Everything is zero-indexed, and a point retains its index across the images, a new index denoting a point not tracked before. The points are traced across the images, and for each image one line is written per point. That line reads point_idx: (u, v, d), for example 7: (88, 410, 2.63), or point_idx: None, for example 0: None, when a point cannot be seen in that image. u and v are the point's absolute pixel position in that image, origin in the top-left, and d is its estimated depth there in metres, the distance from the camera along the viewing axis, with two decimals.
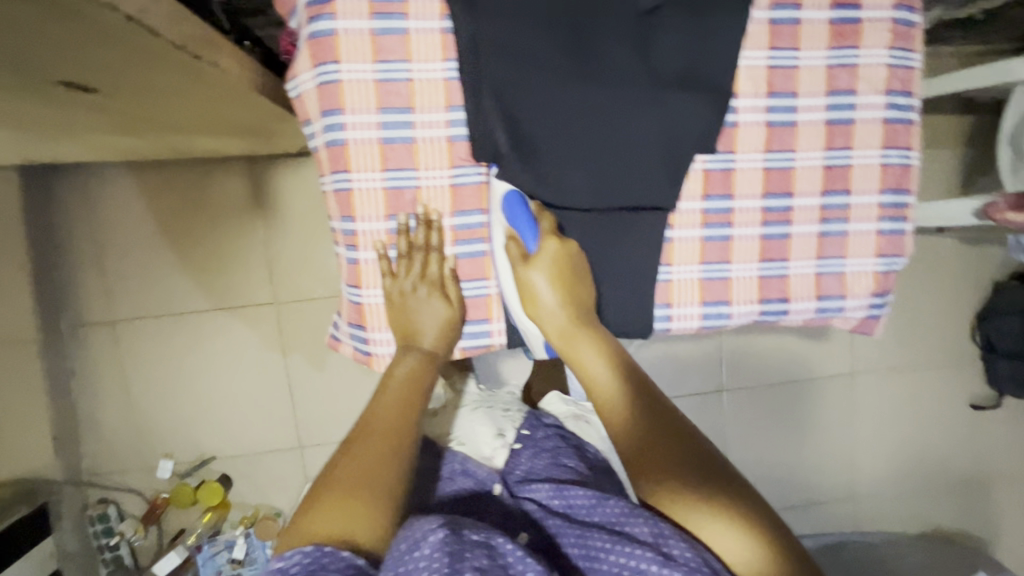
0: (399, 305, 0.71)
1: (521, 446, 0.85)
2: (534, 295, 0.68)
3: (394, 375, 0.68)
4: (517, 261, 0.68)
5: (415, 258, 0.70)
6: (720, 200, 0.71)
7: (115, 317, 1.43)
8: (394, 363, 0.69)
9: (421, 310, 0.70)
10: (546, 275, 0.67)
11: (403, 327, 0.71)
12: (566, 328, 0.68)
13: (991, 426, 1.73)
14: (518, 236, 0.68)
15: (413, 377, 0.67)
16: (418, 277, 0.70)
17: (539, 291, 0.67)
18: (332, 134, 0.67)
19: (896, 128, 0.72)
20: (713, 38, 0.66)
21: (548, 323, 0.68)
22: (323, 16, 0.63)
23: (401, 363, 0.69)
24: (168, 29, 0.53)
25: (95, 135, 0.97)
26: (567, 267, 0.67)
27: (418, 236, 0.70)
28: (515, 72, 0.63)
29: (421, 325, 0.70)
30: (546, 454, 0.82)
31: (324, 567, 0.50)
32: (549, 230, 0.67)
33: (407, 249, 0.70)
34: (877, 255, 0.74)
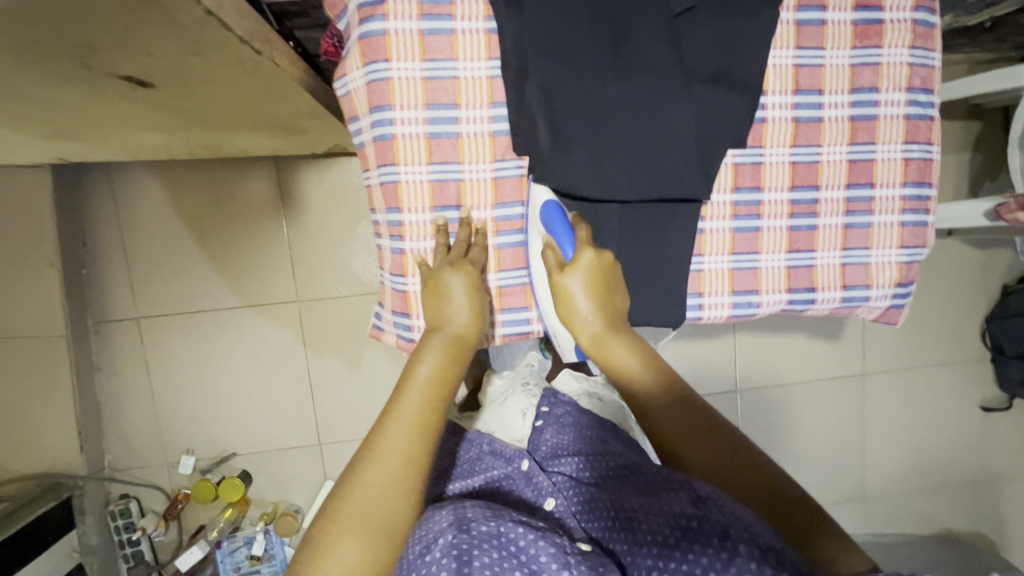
0: (430, 289, 0.68)
1: (544, 423, 0.86)
2: (569, 302, 0.68)
3: (417, 370, 0.62)
4: (552, 269, 0.68)
5: (455, 248, 0.70)
6: (750, 192, 0.74)
7: (140, 313, 1.46)
8: (419, 353, 0.64)
9: (453, 295, 0.67)
10: (582, 283, 0.67)
11: (435, 309, 0.67)
12: (599, 335, 0.68)
13: (1001, 428, 1.75)
14: (555, 244, 0.69)
15: (442, 366, 0.63)
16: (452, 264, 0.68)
17: (575, 299, 0.67)
18: (381, 129, 0.68)
19: (918, 125, 0.74)
20: (743, 37, 0.68)
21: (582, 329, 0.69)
22: (374, 17, 0.65)
23: (425, 353, 0.63)
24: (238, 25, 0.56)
25: (136, 131, 1.00)
26: (603, 275, 0.68)
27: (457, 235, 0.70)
28: (557, 68, 0.65)
29: (451, 310, 0.67)
30: (568, 429, 0.84)
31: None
32: (585, 241, 0.68)
33: (445, 243, 0.70)
34: (901, 246, 0.77)
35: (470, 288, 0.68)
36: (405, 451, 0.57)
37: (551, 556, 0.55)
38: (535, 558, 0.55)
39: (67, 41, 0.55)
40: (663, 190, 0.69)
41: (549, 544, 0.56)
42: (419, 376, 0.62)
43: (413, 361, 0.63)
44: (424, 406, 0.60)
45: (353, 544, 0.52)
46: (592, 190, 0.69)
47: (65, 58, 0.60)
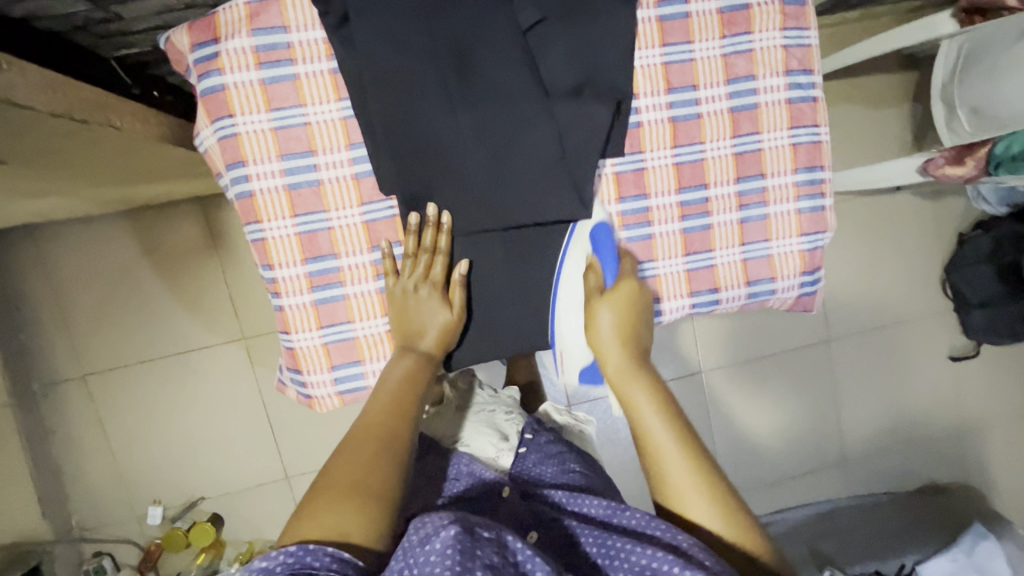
0: (399, 303, 0.67)
1: (526, 450, 0.80)
2: (595, 327, 0.67)
3: (388, 372, 0.64)
4: (592, 292, 0.69)
5: (405, 267, 0.67)
6: (635, 201, 0.71)
7: (85, 371, 1.43)
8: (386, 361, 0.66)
9: (421, 311, 0.66)
10: (616, 311, 0.68)
11: (402, 325, 0.67)
12: (624, 369, 0.65)
13: (974, 376, 1.73)
14: (599, 266, 0.70)
15: (410, 371, 0.64)
16: (421, 278, 0.67)
17: (601, 324, 0.67)
18: (238, 187, 0.66)
19: (801, 107, 0.72)
20: (601, 42, 0.65)
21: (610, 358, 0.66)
22: (211, 73, 0.63)
23: (394, 364, 0.65)
24: (43, 101, 0.52)
25: (29, 198, 0.97)
26: (634, 311, 0.68)
27: (423, 237, 0.66)
28: (402, 107, 0.62)
29: (419, 325, 0.66)
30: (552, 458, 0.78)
31: (307, 568, 0.44)
32: (629, 272, 0.70)
33: (411, 249, 0.67)
34: (801, 234, 0.74)
35: (435, 302, 0.67)
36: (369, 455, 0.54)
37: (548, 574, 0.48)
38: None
39: None
40: (530, 220, 0.66)
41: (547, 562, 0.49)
42: (388, 379, 0.63)
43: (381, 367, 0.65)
44: (383, 416, 0.58)
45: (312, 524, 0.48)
46: (455, 229, 0.66)
47: None
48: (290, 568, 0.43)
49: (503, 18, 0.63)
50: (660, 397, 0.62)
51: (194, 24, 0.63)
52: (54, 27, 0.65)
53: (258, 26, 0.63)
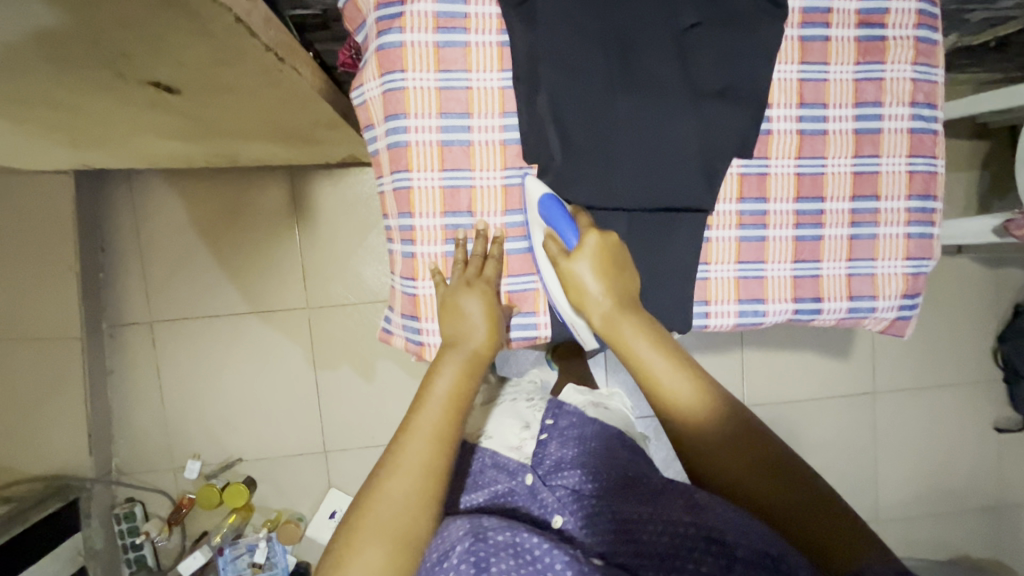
0: (446, 303, 0.69)
1: (548, 437, 0.84)
2: (579, 288, 0.66)
3: (434, 384, 0.63)
4: (558, 258, 0.67)
5: (472, 263, 0.71)
6: (756, 203, 0.75)
7: (153, 318, 1.48)
8: (435, 368, 0.64)
9: (468, 307, 0.68)
10: (589, 265, 0.65)
11: (454, 326, 0.67)
12: (611, 314, 0.65)
13: (1017, 450, 1.71)
14: (558, 235, 0.67)
15: (457, 381, 0.63)
16: (471, 277, 0.70)
17: (584, 283, 0.66)
18: (395, 137, 0.70)
19: (921, 138, 0.76)
20: (748, 50, 0.69)
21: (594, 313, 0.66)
22: (392, 29, 0.68)
23: (442, 370, 0.64)
24: (262, 31, 0.60)
25: (158, 139, 1.04)
26: (610, 260, 0.67)
27: (476, 247, 0.72)
28: (563, 84, 0.67)
29: (468, 326, 0.67)
30: (572, 441, 0.83)
31: None
32: (587, 226, 0.67)
33: (464, 258, 0.72)
34: (906, 258, 0.78)
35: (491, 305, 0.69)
36: (424, 463, 0.58)
37: (564, 564, 0.57)
38: (550, 567, 0.57)
39: (98, 50, 0.58)
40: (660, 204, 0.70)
41: (562, 553, 0.58)
42: (437, 390, 0.63)
43: (429, 375, 0.64)
44: (428, 449, 0.59)
45: (376, 551, 0.53)
46: (589, 203, 0.70)
47: (96, 66, 0.63)
48: None
49: (665, 18, 0.68)
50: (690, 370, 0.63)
51: None
52: None
53: None
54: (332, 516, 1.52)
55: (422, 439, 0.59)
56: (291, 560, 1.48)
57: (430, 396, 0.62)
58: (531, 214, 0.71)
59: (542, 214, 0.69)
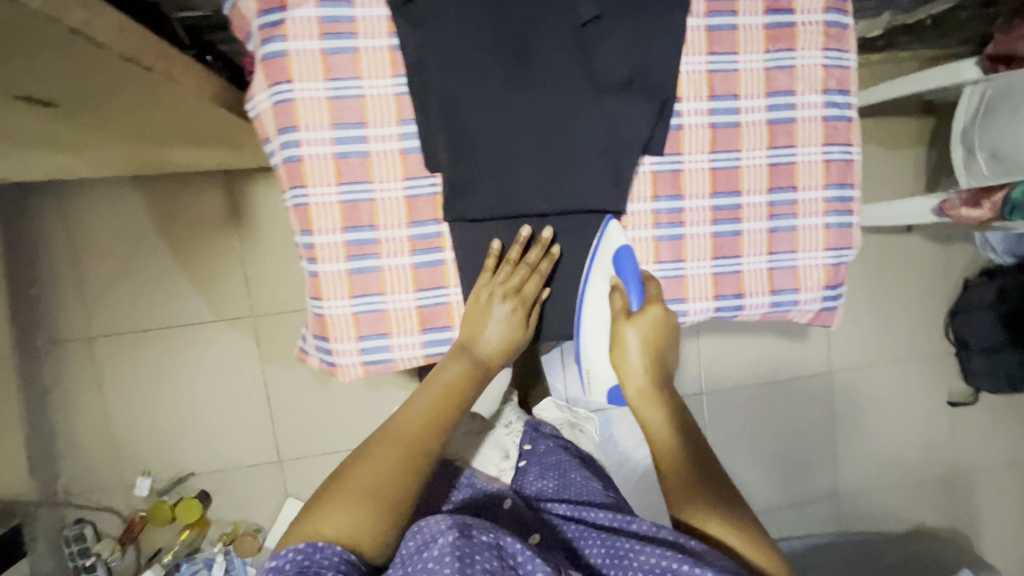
0: (475, 308, 0.70)
1: (526, 463, 0.86)
2: (624, 349, 0.71)
3: (441, 373, 0.66)
4: (620, 315, 0.71)
5: (516, 271, 0.69)
6: (670, 200, 0.73)
7: (91, 332, 1.43)
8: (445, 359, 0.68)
9: (489, 320, 0.69)
10: (641, 336, 0.71)
11: (470, 328, 0.69)
12: (645, 392, 0.71)
13: (971, 421, 1.75)
14: (624, 287, 0.71)
15: (461, 377, 0.66)
16: (506, 290, 0.69)
17: (630, 347, 0.71)
18: (288, 151, 0.67)
19: (836, 126, 0.74)
20: (651, 41, 0.67)
21: (629, 379, 0.71)
22: (274, 38, 0.65)
23: (450, 364, 0.67)
24: (115, 43, 0.56)
25: (65, 150, 0.98)
26: (662, 334, 0.71)
27: (529, 257, 0.70)
28: (456, 87, 0.64)
29: (484, 334, 0.69)
30: (552, 472, 0.84)
31: (315, 563, 0.49)
32: (654, 297, 0.72)
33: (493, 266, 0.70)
34: (826, 248, 0.76)
35: (513, 319, 0.70)
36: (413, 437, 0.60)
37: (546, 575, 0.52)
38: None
39: None
40: (569, 207, 0.68)
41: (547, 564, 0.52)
42: (440, 380, 0.66)
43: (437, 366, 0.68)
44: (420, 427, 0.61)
45: (340, 517, 0.53)
46: (495, 210, 0.67)
47: None
48: (298, 565, 0.49)
49: (562, 11, 0.65)
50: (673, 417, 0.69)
51: None
52: None
53: None
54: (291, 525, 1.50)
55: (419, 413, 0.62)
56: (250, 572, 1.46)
57: (436, 380, 0.66)
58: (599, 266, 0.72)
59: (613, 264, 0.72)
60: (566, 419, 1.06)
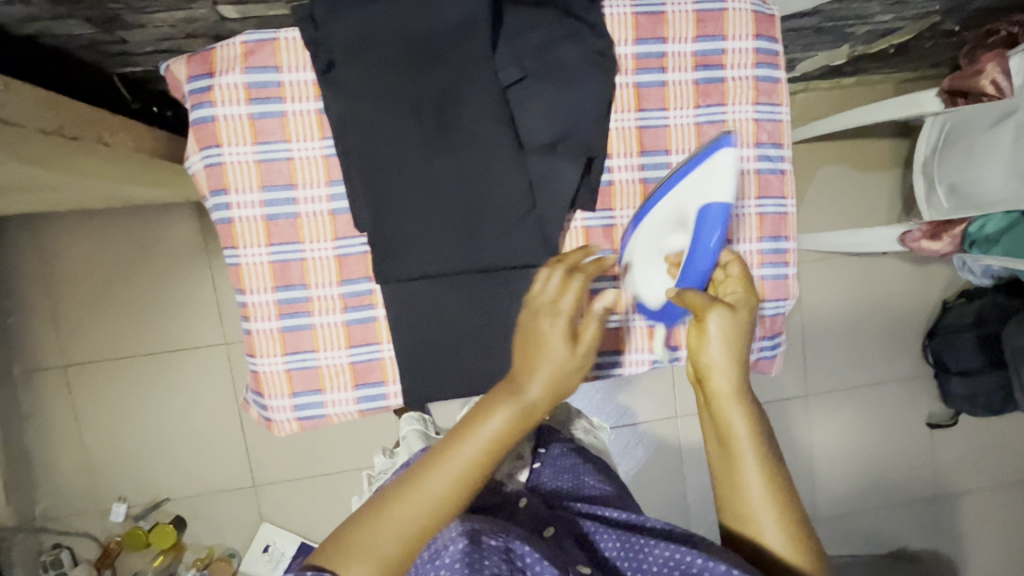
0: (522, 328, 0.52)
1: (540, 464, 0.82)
2: (704, 343, 0.54)
3: (475, 430, 0.49)
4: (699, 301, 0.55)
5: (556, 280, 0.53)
6: (604, 254, 0.74)
7: (66, 361, 1.45)
8: (478, 410, 0.50)
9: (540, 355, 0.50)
10: (729, 325, 0.54)
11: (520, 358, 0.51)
12: (729, 396, 0.55)
13: (951, 442, 1.73)
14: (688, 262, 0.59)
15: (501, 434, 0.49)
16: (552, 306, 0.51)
17: (712, 342, 0.54)
18: (219, 213, 0.69)
19: (769, 179, 0.74)
20: (575, 102, 0.68)
21: (717, 377, 0.55)
22: (202, 104, 0.66)
23: (489, 416, 0.50)
24: (31, 119, 0.56)
25: (24, 194, 0.99)
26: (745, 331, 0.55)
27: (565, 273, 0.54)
28: (378, 152, 0.65)
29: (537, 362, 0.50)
30: (566, 474, 0.80)
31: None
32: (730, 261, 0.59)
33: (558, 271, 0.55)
34: (763, 300, 0.76)
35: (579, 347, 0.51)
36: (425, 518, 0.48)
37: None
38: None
39: None
40: (494, 267, 0.69)
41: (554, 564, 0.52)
42: (470, 439, 0.49)
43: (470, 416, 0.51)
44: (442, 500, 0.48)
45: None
46: (421, 270, 0.68)
47: None
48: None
49: (485, 74, 0.65)
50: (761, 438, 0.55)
51: (191, 56, 0.67)
52: (61, 45, 0.68)
53: (252, 64, 0.66)
54: (267, 549, 1.52)
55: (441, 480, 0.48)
56: None
57: (472, 436, 0.49)
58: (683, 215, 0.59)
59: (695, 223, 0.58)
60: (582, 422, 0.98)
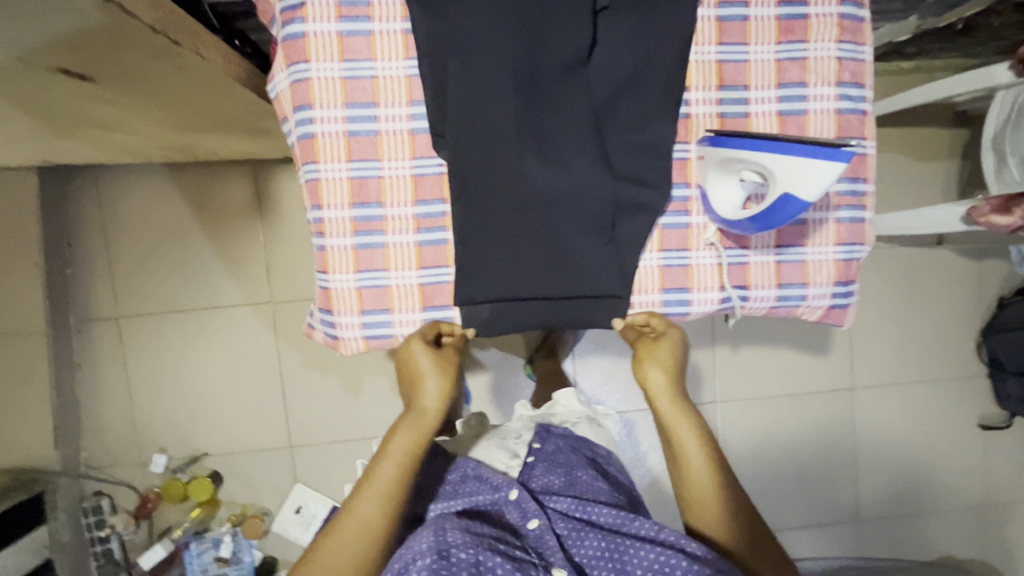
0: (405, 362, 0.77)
1: (534, 459, 0.88)
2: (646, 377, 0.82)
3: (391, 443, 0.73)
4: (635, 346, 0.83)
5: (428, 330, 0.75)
6: (678, 188, 0.73)
7: (119, 312, 1.49)
8: (395, 427, 0.75)
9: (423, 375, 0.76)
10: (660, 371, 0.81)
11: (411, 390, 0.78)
12: (671, 412, 0.81)
13: (1005, 448, 1.66)
14: (774, 207, 0.61)
15: (414, 438, 0.74)
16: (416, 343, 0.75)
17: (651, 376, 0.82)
18: (302, 128, 0.70)
19: (849, 119, 0.73)
20: (657, 32, 0.68)
21: (662, 397, 0.81)
22: (294, 20, 0.68)
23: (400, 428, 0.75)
24: (145, 13, 0.59)
25: (100, 133, 1.01)
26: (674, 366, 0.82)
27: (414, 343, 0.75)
28: (463, 70, 0.66)
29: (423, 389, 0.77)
30: (559, 469, 0.85)
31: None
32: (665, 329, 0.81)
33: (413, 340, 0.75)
34: (838, 244, 0.75)
35: (440, 361, 0.77)
36: (371, 520, 0.69)
37: None
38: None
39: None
40: (565, 193, 0.69)
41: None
42: (393, 451, 0.73)
43: (391, 431, 0.75)
44: (379, 508, 0.69)
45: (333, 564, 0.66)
46: (496, 193, 0.69)
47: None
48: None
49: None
50: (701, 434, 0.79)
51: None
52: None
53: None
54: (298, 512, 1.52)
55: (373, 497, 0.70)
56: (257, 554, 1.49)
57: (387, 455, 0.72)
58: (753, 154, 0.61)
59: (762, 152, 0.60)
60: (585, 413, 1.06)
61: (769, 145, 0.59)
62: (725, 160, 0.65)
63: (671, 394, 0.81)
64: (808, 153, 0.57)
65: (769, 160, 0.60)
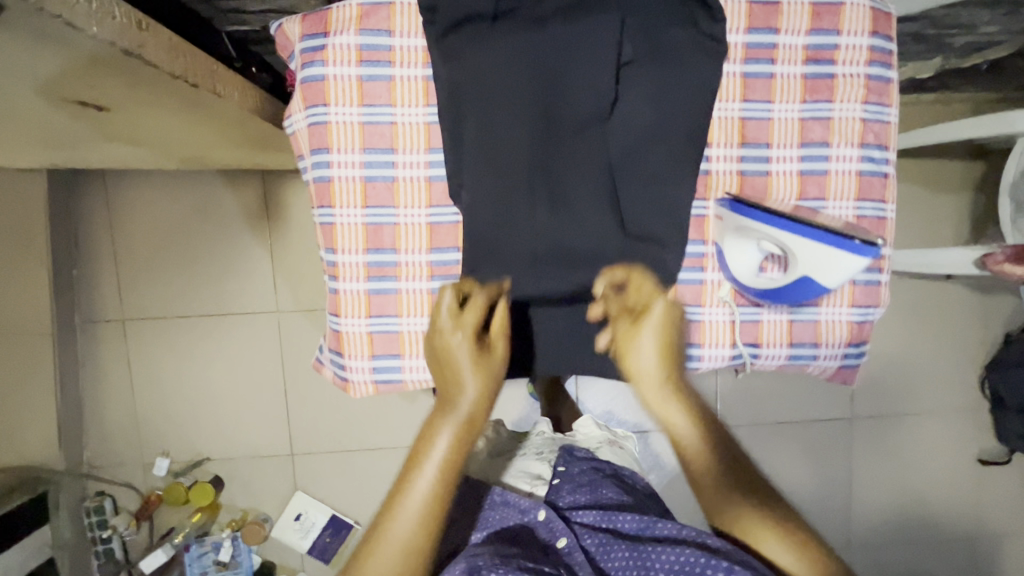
0: (441, 357, 0.65)
1: (560, 481, 0.87)
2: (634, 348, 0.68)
3: (430, 450, 0.61)
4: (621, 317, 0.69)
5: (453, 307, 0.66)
6: (694, 245, 0.72)
7: (125, 314, 1.49)
8: (431, 431, 0.62)
9: (460, 364, 0.64)
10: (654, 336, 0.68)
11: (446, 381, 0.65)
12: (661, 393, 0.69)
13: (1001, 482, 1.66)
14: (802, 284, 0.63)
15: (454, 448, 0.61)
16: (458, 325, 0.65)
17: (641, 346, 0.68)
18: (319, 171, 0.69)
19: (871, 181, 0.72)
20: (681, 88, 0.67)
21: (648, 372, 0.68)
22: (314, 63, 0.67)
23: (436, 436, 0.62)
24: (165, 61, 0.59)
25: (109, 148, 1.00)
26: (671, 330, 0.68)
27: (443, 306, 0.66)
28: (484, 123, 0.66)
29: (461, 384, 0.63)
30: (584, 487, 0.85)
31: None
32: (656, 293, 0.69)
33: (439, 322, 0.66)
34: (852, 305, 0.74)
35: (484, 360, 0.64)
36: (413, 540, 0.58)
37: None
38: None
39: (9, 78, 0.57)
40: (581, 248, 0.69)
41: None
42: (429, 459, 0.61)
43: (425, 439, 0.62)
44: (418, 528, 0.58)
45: None
46: (512, 244, 0.68)
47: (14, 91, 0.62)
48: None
49: (598, 51, 0.64)
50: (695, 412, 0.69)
51: (307, 15, 0.68)
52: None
53: (366, 26, 0.67)
54: (297, 519, 1.54)
55: (408, 519, 0.58)
56: (256, 559, 1.51)
57: (426, 461, 0.61)
58: (771, 233, 0.63)
59: (781, 233, 0.62)
60: (605, 437, 1.07)
61: (792, 229, 0.61)
62: (743, 228, 0.65)
63: (661, 380, 0.68)
64: (833, 243, 0.59)
65: (792, 241, 0.61)
